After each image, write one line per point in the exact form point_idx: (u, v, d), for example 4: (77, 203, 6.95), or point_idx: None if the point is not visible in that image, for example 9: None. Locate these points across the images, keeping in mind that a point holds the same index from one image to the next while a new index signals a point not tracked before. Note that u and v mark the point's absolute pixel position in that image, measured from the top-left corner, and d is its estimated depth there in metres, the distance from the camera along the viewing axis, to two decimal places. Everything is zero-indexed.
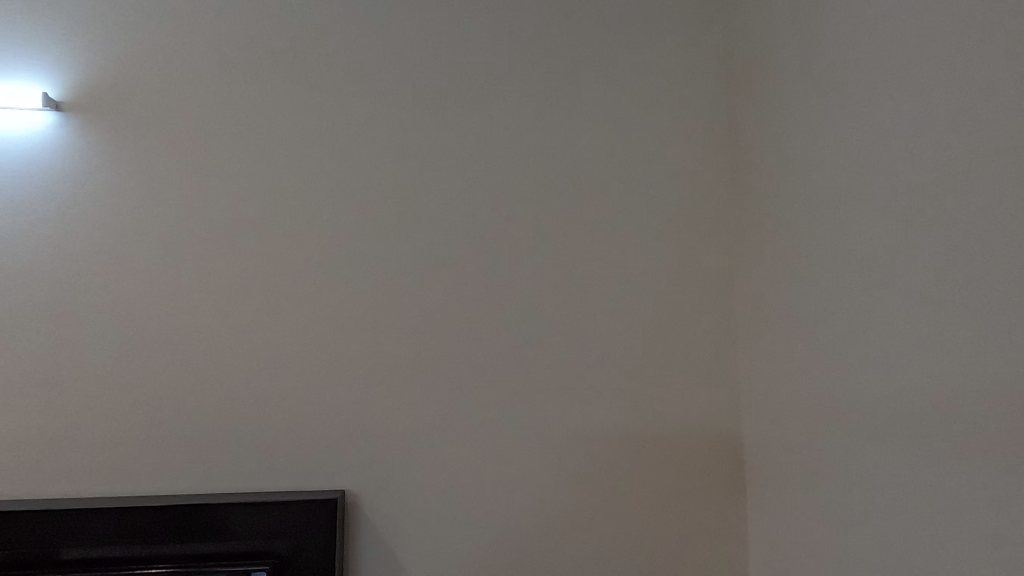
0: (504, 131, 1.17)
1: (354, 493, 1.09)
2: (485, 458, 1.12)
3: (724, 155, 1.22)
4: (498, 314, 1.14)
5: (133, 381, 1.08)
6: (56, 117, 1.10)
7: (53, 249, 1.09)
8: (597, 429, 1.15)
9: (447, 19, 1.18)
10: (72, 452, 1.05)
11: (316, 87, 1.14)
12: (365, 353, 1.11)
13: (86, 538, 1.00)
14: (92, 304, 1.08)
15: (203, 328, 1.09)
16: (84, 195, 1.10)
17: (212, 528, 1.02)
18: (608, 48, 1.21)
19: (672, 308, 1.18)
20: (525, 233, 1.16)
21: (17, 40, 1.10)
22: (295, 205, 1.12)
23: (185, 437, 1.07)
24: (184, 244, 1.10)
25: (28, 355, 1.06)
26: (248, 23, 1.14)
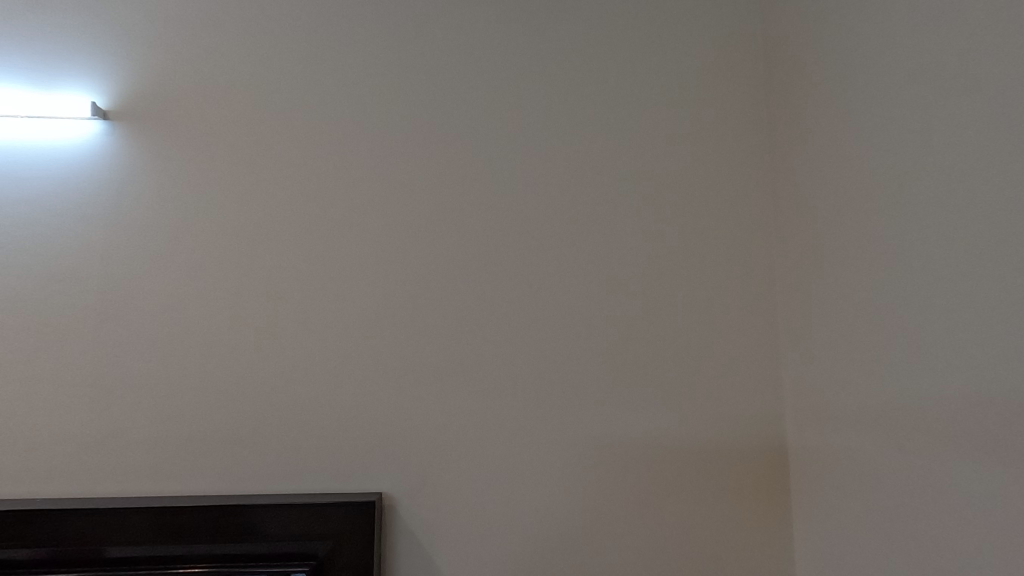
0: (540, 135, 1.17)
1: (389, 495, 1.08)
2: (520, 463, 1.10)
3: (763, 158, 1.20)
4: (534, 316, 1.13)
5: (172, 383, 1.08)
6: (104, 126, 1.13)
7: (100, 254, 1.11)
8: (634, 435, 1.13)
9: (480, 24, 1.19)
10: (114, 453, 1.07)
11: (353, 87, 1.16)
12: (398, 355, 1.11)
13: (127, 537, 1.00)
14: (136, 306, 1.10)
15: (239, 330, 1.10)
16: (131, 200, 1.12)
17: (250, 529, 1.02)
18: (641, 52, 1.21)
19: (710, 314, 1.16)
20: (563, 233, 1.16)
21: (65, 52, 1.14)
22: (335, 206, 1.13)
23: (223, 437, 1.08)
24: (225, 247, 1.11)
25: (75, 358, 1.08)
26: (284, 28, 1.17)
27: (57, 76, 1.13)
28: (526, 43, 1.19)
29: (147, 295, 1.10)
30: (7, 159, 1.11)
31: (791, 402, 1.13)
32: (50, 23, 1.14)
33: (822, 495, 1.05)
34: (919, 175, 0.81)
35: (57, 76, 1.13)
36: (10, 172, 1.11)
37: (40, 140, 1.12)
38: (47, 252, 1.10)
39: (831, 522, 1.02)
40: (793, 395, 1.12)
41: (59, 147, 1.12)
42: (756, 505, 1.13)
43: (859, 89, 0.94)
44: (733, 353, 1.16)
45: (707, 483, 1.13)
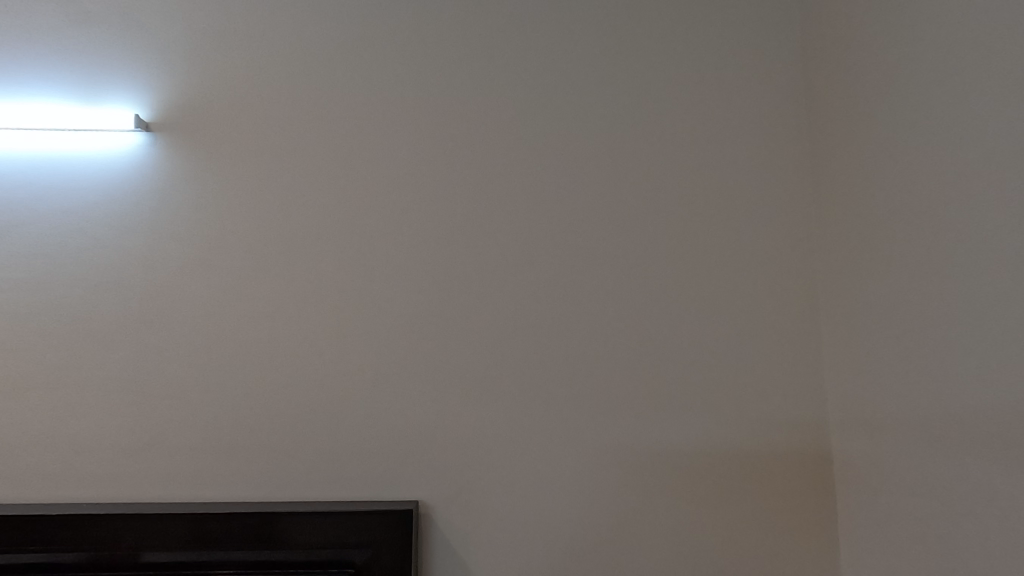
0: (577, 141, 1.17)
1: (426, 503, 1.08)
2: (558, 472, 1.09)
3: (804, 162, 1.18)
4: (572, 323, 1.12)
5: (213, 390, 1.10)
6: (146, 138, 1.15)
7: (142, 263, 1.13)
8: (674, 445, 1.11)
9: (518, 32, 1.19)
10: (154, 458, 1.08)
11: (388, 94, 1.17)
12: (436, 362, 1.11)
13: (167, 543, 1.01)
14: (177, 313, 1.11)
15: (278, 338, 1.11)
16: (171, 210, 1.14)
17: (288, 537, 1.01)
18: (677, 56, 1.20)
19: (751, 323, 1.14)
20: (599, 239, 1.15)
21: (110, 67, 1.17)
22: (372, 213, 1.14)
23: (261, 444, 1.08)
24: (264, 256, 1.13)
25: (118, 363, 1.10)
26: (322, 39, 1.18)
27: (102, 90, 1.16)
28: (564, 50, 1.19)
29: (188, 303, 1.12)
30: (53, 171, 1.14)
31: (836, 412, 1.10)
32: (96, 39, 1.18)
33: (872, 509, 1.01)
34: (984, 178, 0.79)
35: (101, 89, 1.16)
36: (56, 184, 1.14)
37: (84, 152, 1.15)
38: (91, 261, 1.13)
39: (882, 535, 0.99)
40: (839, 404, 1.09)
41: (103, 158, 1.15)
42: (800, 519, 1.10)
43: (915, 91, 0.92)
44: (776, 361, 1.13)
45: (750, 495, 1.10)
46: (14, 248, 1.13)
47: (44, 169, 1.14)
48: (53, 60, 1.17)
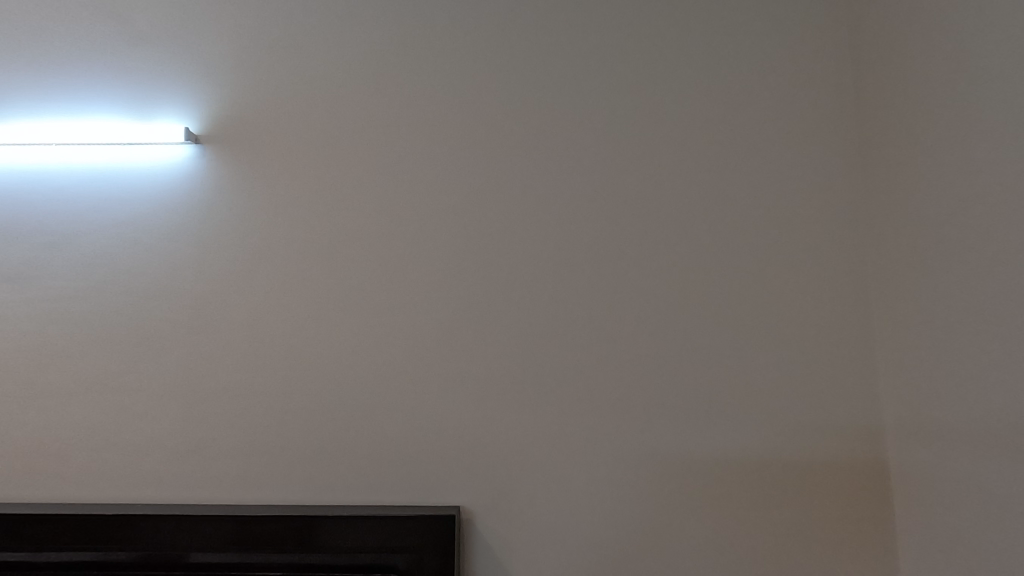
0: (616, 144, 1.16)
1: (468, 508, 1.07)
2: (601, 479, 1.07)
3: (854, 159, 1.14)
4: (614, 327, 1.11)
5: (259, 394, 1.12)
6: (195, 150, 1.19)
7: (191, 271, 1.16)
8: (720, 452, 1.08)
9: (556, 36, 1.19)
10: (203, 461, 1.11)
11: (426, 102, 1.18)
12: (477, 367, 1.11)
13: (216, 545, 1.03)
14: (224, 319, 1.15)
15: (322, 342, 1.13)
16: (218, 219, 1.17)
17: (333, 540, 1.02)
18: (718, 56, 1.18)
19: (801, 326, 1.10)
20: (639, 242, 1.13)
21: (162, 83, 1.21)
22: (411, 219, 1.15)
23: (305, 447, 1.10)
24: (308, 262, 1.15)
25: (169, 368, 1.14)
26: (362, 50, 1.20)
27: (154, 106, 1.21)
28: (603, 52, 1.19)
29: (236, 310, 1.15)
30: (110, 183, 1.19)
31: (893, 419, 1.06)
32: (149, 57, 1.23)
33: (934, 521, 0.97)
34: None
35: (153, 103, 1.21)
36: (112, 195, 1.19)
37: (138, 164, 1.19)
38: (144, 269, 1.17)
39: (947, 549, 0.94)
40: (897, 411, 1.05)
41: (155, 171, 1.19)
42: (855, 530, 1.05)
43: (978, 84, 0.88)
44: (828, 365, 1.09)
45: (801, 505, 1.06)
46: (74, 258, 1.18)
47: (101, 182, 1.19)
48: (110, 79, 1.22)
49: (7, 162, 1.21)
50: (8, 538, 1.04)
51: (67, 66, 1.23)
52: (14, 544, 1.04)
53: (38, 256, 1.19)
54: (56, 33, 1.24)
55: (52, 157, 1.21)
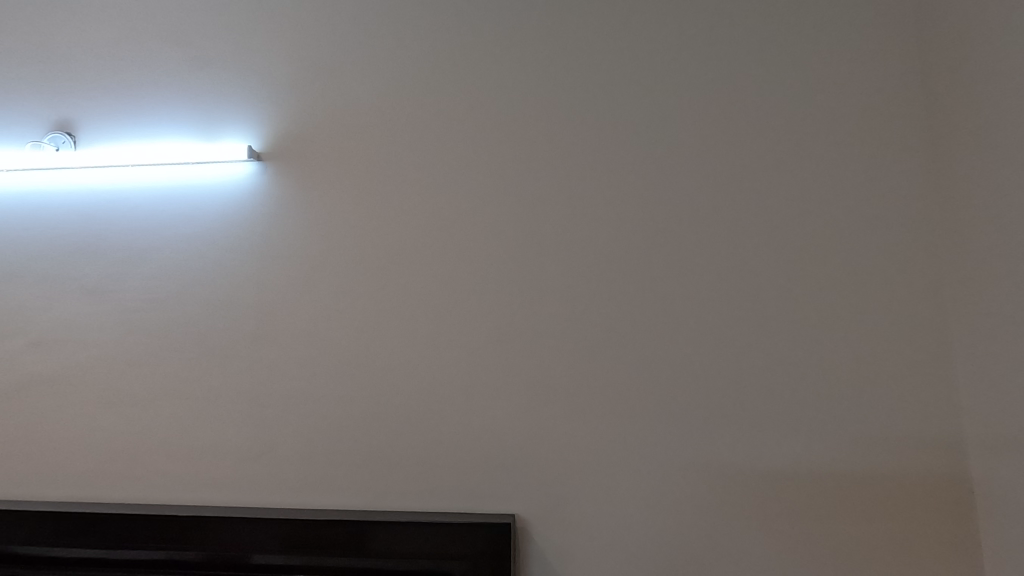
0: (670, 149, 1.14)
1: (524, 516, 1.07)
2: (659, 489, 1.05)
3: (927, 156, 1.08)
4: (671, 333, 1.09)
5: (320, 400, 1.15)
6: (258, 166, 1.25)
7: (254, 282, 1.21)
8: (785, 463, 1.04)
9: (605, 42, 1.20)
10: (268, 466, 1.15)
11: (477, 112, 1.20)
12: (531, 374, 1.11)
13: (279, 548, 1.06)
14: (285, 328, 1.19)
15: (379, 350, 1.15)
16: (279, 231, 1.22)
17: (391, 546, 1.04)
18: (776, 55, 1.15)
19: (870, 332, 1.05)
20: (695, 247, 1.11)
21: (228, 104, 1.28)
22: (464, 229, 1.17)
23: (363, 454, 1.13)
24: (365, 271, 1.18)
25: (235, 375, 1.19)
26: (415, 64, 1.24)
27: (221, 126, 1.27)
28: (655, 56, 1.18)
29: (297, 319, 1.19)
30: (180, 200, 1.26)
31: (975, 431, 0.99)
32: (217, 79, 1.29)
33: None
34: None
35: (219, 123, 1.28)
36: (183, 211, 1.26)
37: (206, 182, 1.26)
38: (211, 281, 1.23)
39: None
40: (980, 422, 0.98)
41: (221, 187, 1.25)
42: (936, 549, 0.99)
43: None
44: (901, 372, 1.03)
45: (875, 520, 1.01)
46: (148, 272, 1.25)
47: (172, 200, 1.26)
48: (181, 102, 1.30)
49: (88, 183, 1.30)
50: (90, 536, 1.11)
51: (142, 92, 1.32)
52: (95, 542, 1.10)
53: (116, 271, 1.26)
54: (133, 63, 1.34)
55: (128, 178, 1.29)
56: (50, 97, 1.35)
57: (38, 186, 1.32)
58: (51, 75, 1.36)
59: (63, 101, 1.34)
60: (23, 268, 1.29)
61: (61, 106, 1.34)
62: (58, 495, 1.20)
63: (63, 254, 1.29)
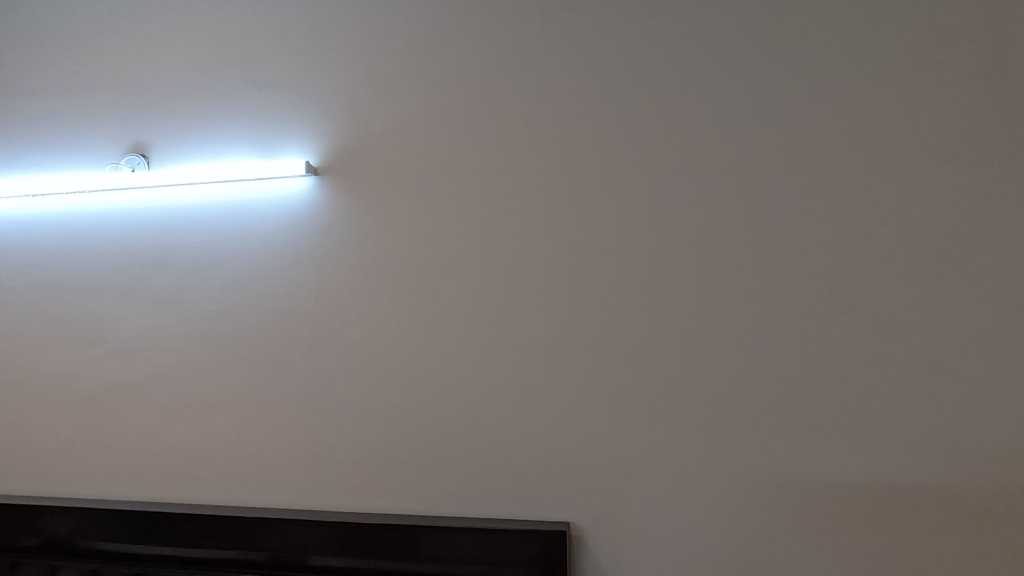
0: (723, 153, 1.13)
1: (578, 524, 1.07)
2: (717, 499, 1.03)
3: (1002, 154, 1.03)
4: (727, 339, 1.07)
5: (377, 406, 1.19)
6: (315, 181, 1.30)
7: (312, 291, 1.26)
8: (851, 473, 1.00)
9: (654, 47, 1.20)
10: (327, 470, 1.19)
11: (526, 122, 1.22)
12: (584, 381, 1.11)
13: (339, 550, 1.09)
14: (342, 336, 1.23)
15: (433, 358, 1.18)
16: (335, 242, 1.27)
17: (446, 552, 1.05)
18: (835, 54, 1.12)
19: (943, 338, 1.01)
20: (751, 252, 1.09)
21: (288, 122, 1.34)
22: (514, 237, 1.18)
23: (419, 460, 1.15)
24: (418, 280, 1.21)
25: (295, 382, 1.23)
26: (465, 78, 1.26)
27: (280, 143, 1.34)
28: (705, 60, 1.17)
29: (353, 327, 1.23)
30: (243, 214, 1.33)
31: None
32: (277, 99, 1.36)
33: None
34: None
35: (279, 141, 1.34)
36: (245, 224, 1.32)
37: (265, 197, 1.32)
38: (272, 291, 1.28)
39: None
40: None
41: (279, 202, 1.31)
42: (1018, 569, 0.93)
43: None
44: (976, 380, 0.98)
45: (950, 535, 0.96)
46: (213, 283, 1.32)
47: (234, 214, 1.33)
48: (245, 122, 1.37)
49: (159, 201, 1.38)
50: (164, 534, 1.17)
51: (208, 114, 1.40)
52: (169, 540, 1.16)
53: (185, 282, 1.34)
54: (199, 86, 1.42)
55: (195, 194, 1.36)
56: (126, 122, 1.45)
57: (114, 205, 1.41)
58: (126, 101, 1.46)
59: (137, 125, 1.44)
60: (101, 281, 1.39)
61: (137, 129, 1.44)
62: (136, 494, 1.27)
63: (136, 267, 1.37)
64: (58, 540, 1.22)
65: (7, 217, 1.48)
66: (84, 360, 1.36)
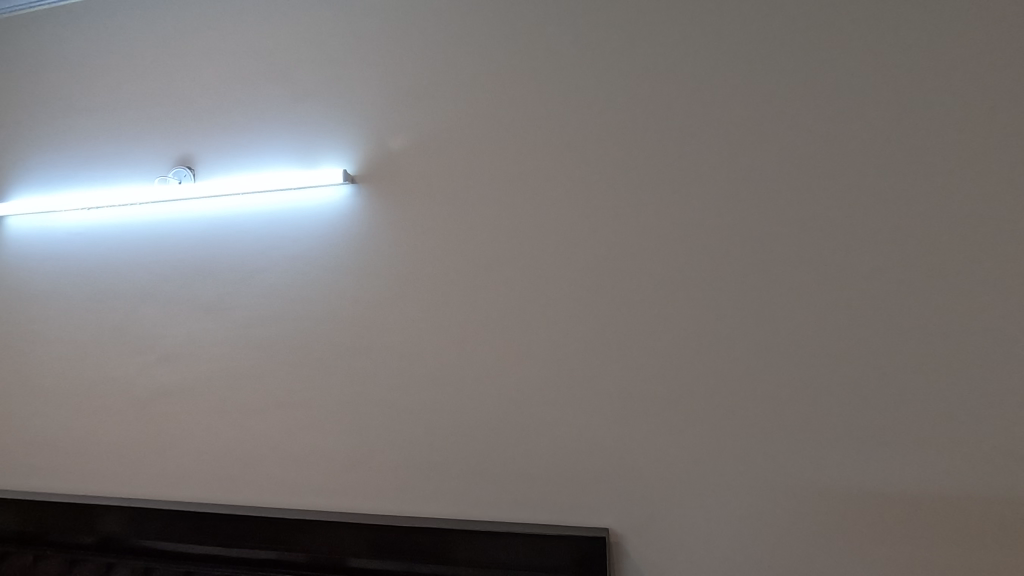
0: (761, 152, 1.10)
1: (616, 530, 1.06)
2: (761, 506, 1.00)
3: None
4: (769, 342, 1.04)
5: (415, 411, 1.20)
6: (352, 189, 1.33)
7: (351, 297, 1.29)
8: (904, 482, 0.96)
9: (688, 46, 1.18)
10: (366, 473, 1.21)
11: (559, 127, 1.22)
12: (621, 385, 1.10)
13: (378, 553, 1.10)
14: (380, 341, 1.25)
15: (468, 362, 1.19)
16: (372, 249, 1.29)
17: (484, 556, 1.05)
18: (879, 45, 1.07)
19: (1003, 340, 0.95)
20: (792, 252, 1.06)
21: (325, 132, 1.37)
22: (548, 241, 1.18)
23: (456, 463, 1.16)
24: (454, 285, 1.22)
25: (335, 386, 1.26)
26: (497, 84, 1.27)
27: (319, 153, 1.37)
28: (743, 57, 1.14)
29: (390, 332, 1.25)
30: (284, 223, 1.36)
31: None
32: (315, 110, 1.39)
33: None
34: None
35: (318, 151, 1.37)
36: (286, 232, 1.36)
37: (305, 205, 1.35)
38: (312, 297, 1.31)
39: None
40: None
41: (318, 210, 1.34)
42: None
43: None
44: None
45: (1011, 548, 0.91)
46: (256, 290, 1.36)
47: (276, 223, 1.37)
48: (285, 133, 1.41)
49: (205, 211, 1.43)
50: (211, 534, 1.20)
51: (250, 126, 1.44)
52: (216, 540, 1.20)
53: (229, 289, 1.38)
54: (241, 100, 1.47)
55: (239, 204, 1.41)
56: (173, 135, 1.51)
57: (163, 216, 1.47)
58: (173, 116, 1.52)
59: (184, 139, 1.50)
60: (151, 289, 1.44)
61: (183, 143, 1.49)
62: (185, 495, 1.32)
63: (183, 275, 1.42)
64: (112, 539, 1.27)
65: (65, 228, 1.55)
66: (136, 366, 1.42)
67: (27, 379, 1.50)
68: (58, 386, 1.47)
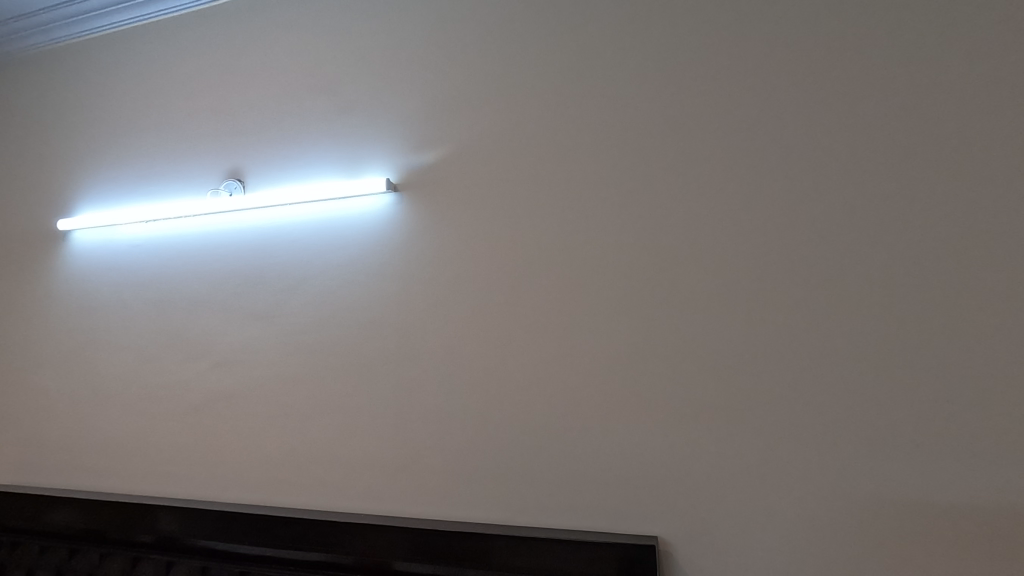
0: (810, 151, 1.07)
1: (666, 539, 1.04)
2: (818, 516, 0.96)
3: None
4: (827, 345, 1.00)
5: (458, 415, 1.21)
6: (395, 197, 1.35)
7: (394, 303, 1.31)
8: (978, 493, 0.90)
9: (731, 47, 1.17)
10: (412, 477, 1.22)
11: (598, 132, 1.22)
12: (667, 391, 1.08)
13: (424, 557, 1.11)
14: (423, 347, 1.26)
15: (510, 367, 1.19)
16: (415, 256, 1.31)
17: (531, 562, 1.04)
18: (934, 37, 1.03)
19: None
20: (846, 253, 1.02)
21: (369, 143, 1.40)
22: (590, 246, 1.18)
23: (501, 468, 1.16)
24: (496, 291, 1.23)
25: (380, 391, 1.28)
26: (536, 91, 1.28)
27: (363, 163, 1.40)
28: (788, 54, 1.12)
29: (433, 338, 1.26)
30: (330, 231, 1.40)
31: None
32: (358, 122, 1.43)
33: None
34: None
35: (361, 161, 1.40)
36: (333, 240, 1.39)
37: (352, 213, 1.38)
38: (358, 303, 1.34)
39: None
40: None
41: (363, 218, 1.37)
42: None
43: None
44: None
45: None
46: (305, 297, 1.40)
47: (323, 231, 1.40)
48: (330, 144, 1.45)
49: (255, 221, 1.48)
50: (265, 535, 1.24)
51: (298, 139, 1.49)
52: (269, 541, 1.23)
53: (279, 297, 1.42)
54: (289, 114, 1.51)
55: (287, 214, 1.45)
56: (224, 150, 1.57)
57: (216, 227, 1.53)
58: (224, 131, 1.58)
59: (234, 153, 1.56)
60: (206, 298, 1.50)
61: (234, 157, 1.55)
62: (238, 497, 1.36)
63: (236, 283, 1.47)
64: (172, 538, 1.32)
65: (127, 241, 1.63)
66: (192, 373, 1.47)
67: (91, 385, 1.58)
68: (119, 391, 1.54)
